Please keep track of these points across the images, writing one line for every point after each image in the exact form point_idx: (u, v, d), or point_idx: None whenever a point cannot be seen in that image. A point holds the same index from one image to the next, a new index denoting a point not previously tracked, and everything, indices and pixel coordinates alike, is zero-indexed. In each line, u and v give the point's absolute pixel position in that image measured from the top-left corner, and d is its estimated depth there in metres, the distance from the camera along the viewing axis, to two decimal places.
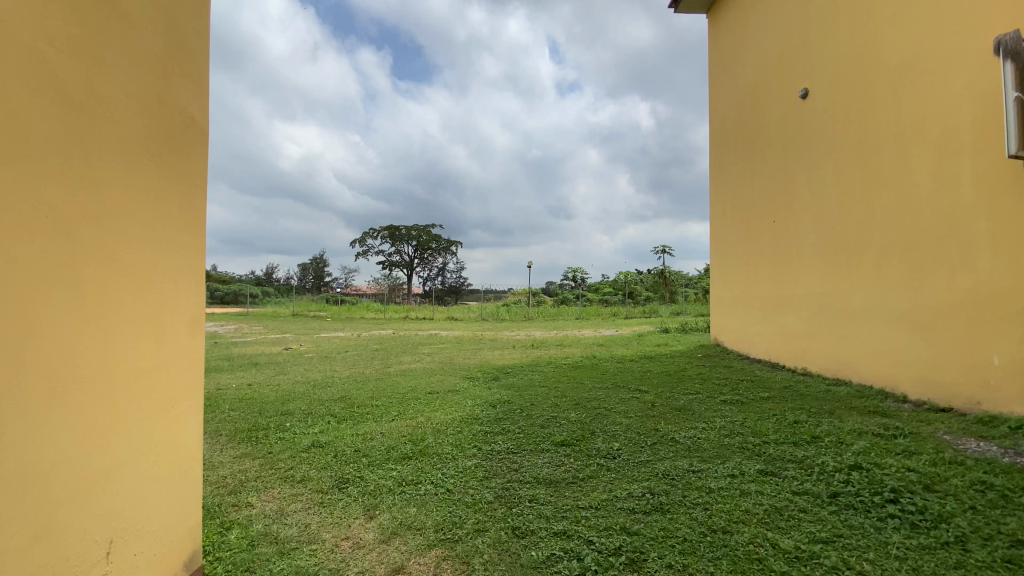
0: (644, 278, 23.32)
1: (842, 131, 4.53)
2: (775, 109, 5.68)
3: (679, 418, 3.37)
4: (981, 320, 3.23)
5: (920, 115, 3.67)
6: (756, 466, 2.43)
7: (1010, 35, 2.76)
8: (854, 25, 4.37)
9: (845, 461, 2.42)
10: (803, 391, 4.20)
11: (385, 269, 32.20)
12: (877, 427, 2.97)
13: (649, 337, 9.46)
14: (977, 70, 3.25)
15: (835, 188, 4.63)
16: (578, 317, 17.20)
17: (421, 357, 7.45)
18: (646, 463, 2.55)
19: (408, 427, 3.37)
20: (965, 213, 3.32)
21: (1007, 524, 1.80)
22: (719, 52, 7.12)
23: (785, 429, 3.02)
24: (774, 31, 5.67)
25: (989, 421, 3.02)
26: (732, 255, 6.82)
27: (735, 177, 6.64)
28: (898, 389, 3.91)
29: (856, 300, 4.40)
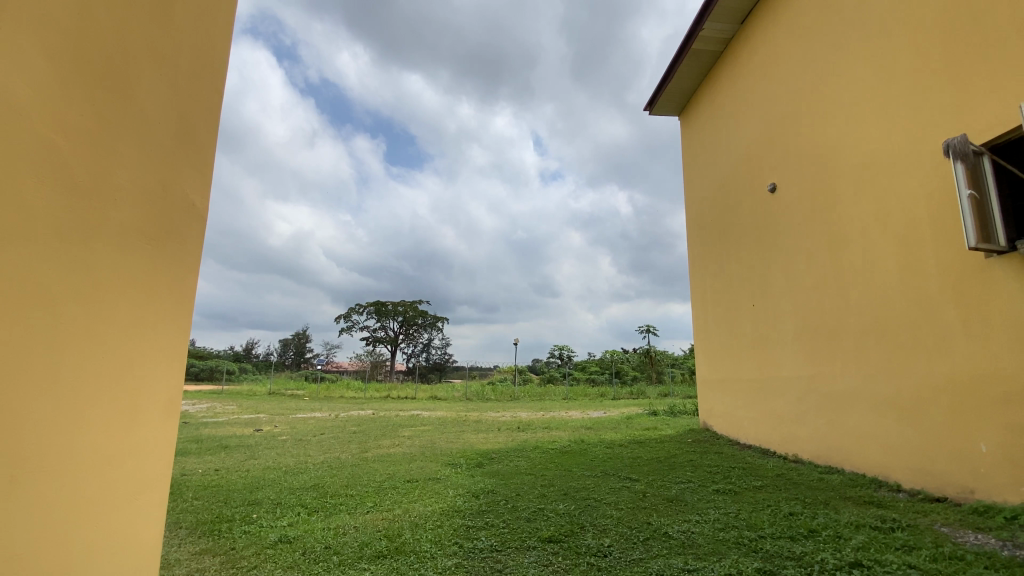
0: (631, 357, 23.34)
1: (812, 222, 4.82)
2: (747, 201, 6.07)
3: (672, 510, 3.22)
4: (962, 405, 3.26)
5: (881, 209, 3.94)
6: (754, 564, 2.30)
7: (957, 138, 3.05)
8: (815, 128, 4.81)
9: (845, 558, 2.31)
10: (796, 479, 4.08)
11: (369, 346, 31.69)
12: (874, 519, 2.87)
13: (638, 419, 9.24)
14: (926, 171, 3.55)
15: (809, 275, 4.83)
16: (565, 397, 16.90)
17: (401, 440, 7.15)
18: (639, 562, 2.40)
19: (385, 521, 3.16)
20: (934, 300, 3.47)
21: None
22: (692, 148, 7.71)
23: (781, 522, 2.90)
24: (742, 132, 6.21)
25: (985, 511, 2.95)
26: (715, 339, 6.91)
27: (714, 262, 6.91)
28: (891, 477, 3.83)
29: (839, 385, 4.43)
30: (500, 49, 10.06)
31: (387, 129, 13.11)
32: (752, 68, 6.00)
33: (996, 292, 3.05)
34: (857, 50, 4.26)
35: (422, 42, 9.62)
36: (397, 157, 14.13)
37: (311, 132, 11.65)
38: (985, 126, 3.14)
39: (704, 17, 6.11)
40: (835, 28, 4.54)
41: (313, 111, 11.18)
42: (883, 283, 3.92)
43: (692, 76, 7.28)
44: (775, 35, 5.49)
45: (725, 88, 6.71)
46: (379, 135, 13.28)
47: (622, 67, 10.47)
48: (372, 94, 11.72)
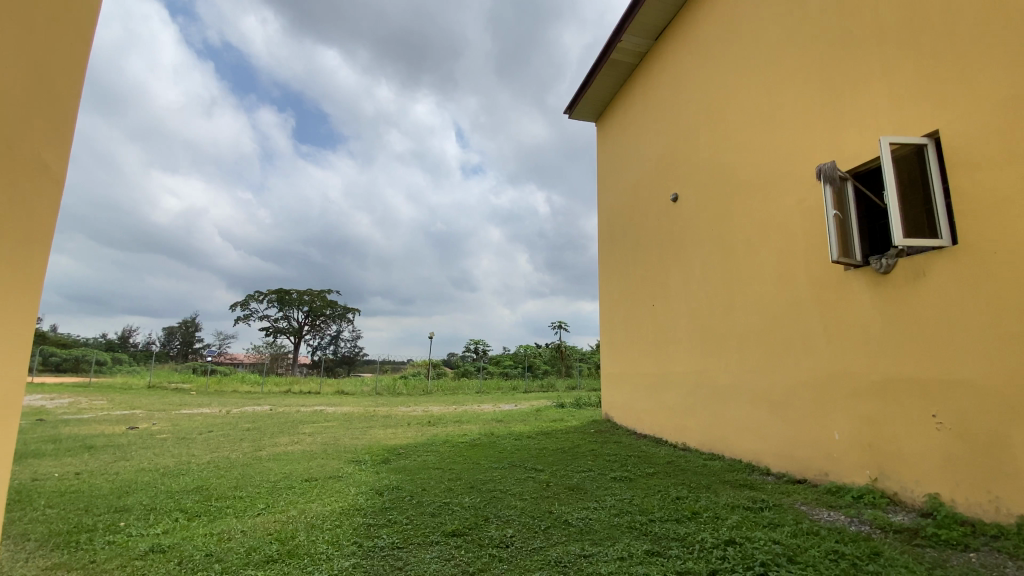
0: (543, 351, 24.01)
1: (707, 232, 5.25)
2: (652, 208, 6.47)
3: (573, 498, 3.36)
4: (821, 399, 3.73)
5: (765, 224, 4.40)
6: (643, 546, 2.46)
7: (827, 165, 3.52)
8: (713, 146, 5.24)
9: (721, 536, 2.54)
10: (684, 465, 4.44)
11: (270, 336, 29.52)
12: (746, 500, 3.21)
13: (546, 412, 9.52)
14: (803, 192, 4.00)
15: (702, 279, 5.27)
16: (478, 391, 16.95)
17: (301, 437, 6.73)
18: (539, 550, 2.47)
19: (277, 523, 2.95)
20: (803, 306, 3.93)
21: None
22: (606, 154, 8.08)
23: (669, 505, 3.13)
24: (651, 143, 6.60)
25: (836, 491, 3.42)
26: (619, 335, 7.31)
27: (621, 264, 7.30)
28: (763, 463, 4.30)
29: (723, 380, 4.88)
30: (424, 36, 9.84)
31: (297, 105, 12.93)
32: (663, 82, 6.37)
33: (851, 301, 3.52)
34: (752, 77, 4.69)
35: (340, 16, 9.16)
36: (306, 135, 13.90)
37: (209, 100, 10.58)
38: (850, 156, 3.61)
39: (622, 30, 6.39)
40: (734, 56, 4.96)
41: (212, 76, 10.20)
42: (763, 289, 4.37)
43: (610, 85, 7.60)
44: (684, 54, 5.87)
45: (637, 100, 7.08)
46: (287, 109, 12.92)
47: (544, 69, 10.70)
48: (282, 67, 11.29)
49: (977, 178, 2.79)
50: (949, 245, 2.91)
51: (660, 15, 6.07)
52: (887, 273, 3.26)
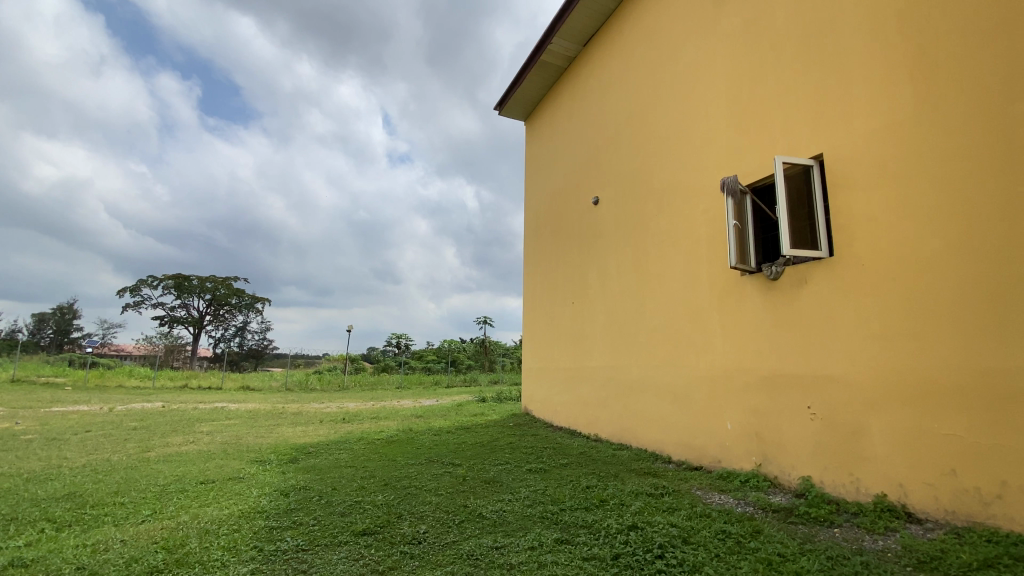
0: (467, 346, 23.96)
1: (623, 235, 5.52)
2: (575, 209, 6.68)
3: (488, 491, 3.41)
4: (717, 392, 4.07)
5: (675, 229, 4.70)
6: (553, 535, 2.55)
7: (730, 179, 3.85)
8: (632, 153, 5.51)
9: (625, 521, 2.70)
10: (595, 456, 4.64)
11: (165, 326, 26.84)
12: (649, 487, 3.44)
13: (466, 407, 9.54)
14: (708, 201, 4.33)
15: (618, 279, 5.54)
16: (397, 387, 16.59)
17: (198, 436, 6.21)
18: (451, 544, 2.47)
19: (166, 530, 2.71)
20: (705, 307, 4.26)
21: (740, 568, 2.18)
22: (533, 154, 8.23)
23: (579, 495, 3.27)
24: (576, 147, 6.81)
25: (727, 476, 3.75)
26: (540, 331, 7.49)
27: (544, 261, 7.47)
28: (665, 452, 4.61)
29: (633, 374, 5.16)
30: None
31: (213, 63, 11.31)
32: (589, 88, 6.59)
33: (745, 303, 3.87)
34: (669, 91, 4.98)
35: None
36: (213, 107, 12.59)
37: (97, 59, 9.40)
38: (750, 172, 3.96)
39: (552, 32, 6.53)
40: (653, 69, 5.24)
41: (101, 32, 9.10)
42: (671, 290, 4.68)
43: (539, 85, 7.74)
44: (610, 63, 6.11)
45: (565, 103, 7.27)
46: (192, 78, 11.82)
47: None
48: (190, 29, 9.88)
49: (851, 198, 3.17)
50: (826, 257, 3.29)
51: (589, 23, 6.25)
52: (776, 280, 3.62)
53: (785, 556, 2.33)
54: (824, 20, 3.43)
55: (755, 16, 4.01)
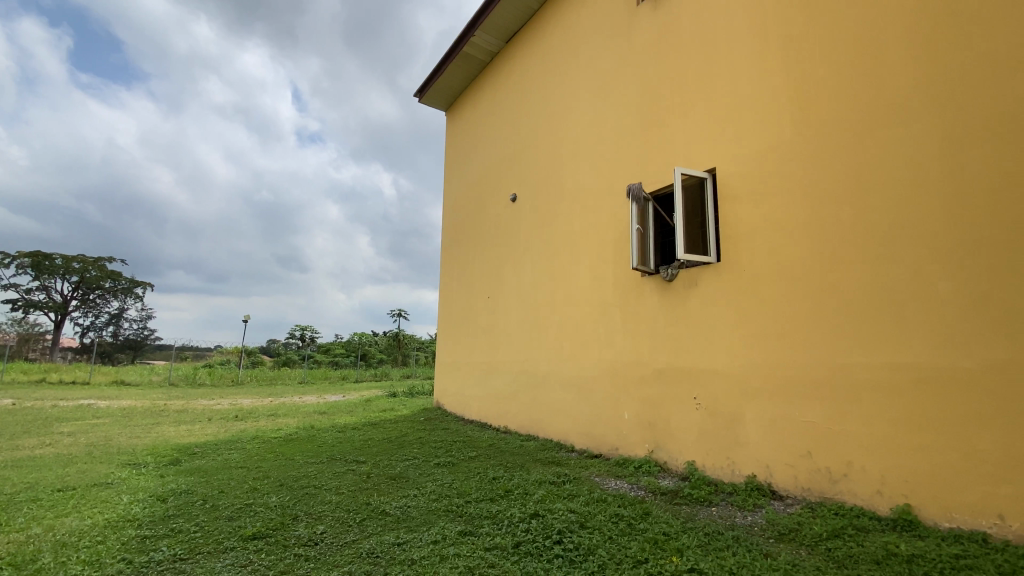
0: (379, 340, 23.25)
1: (538, 232, 5.66)
2: (492, 204, 6.73)
3: (392, 487, 3.35)
4: (618, 385, 4.33)
5: (585, 230, 4.91)
6: (456, 528, 2.57)
7: (635, 187, 4.13)
8: (549, 153, 5.66)
9: (528, 510, 2.79)
10: (502, 447, 4.75)
11: (16, 311, 23.07)
12: (552, 476, 3.58)
13: (375, 402, 9.28)
14: (616, 205, 4.58)
15: (532, 275, 5.67)
16: (300, 382, 15.70)
17: (56, 438, 5.43)
18: (350, 544, 2.40)
19: (10, 545, 2.35)
20: (609, 305, 4.51)
21: (630, 548, 2.35)
22: (453, 146, 8.17)
23: (485, 486, 3.33)
24: (495, 142, 6.86)
25: (624, 462, 4.01)
26: (454, 324, 7.47)
27: (460, 255, 7.46)
28: (569, 442, 4.83)
29: (542, 368, 5.33)
30: None
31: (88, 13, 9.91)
32: (509, 85, 6.65)
33: (645, 302, 4.14)
34: (584, 97, 5.17)
35: None
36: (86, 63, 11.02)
37: None
38: (653, 180, 4.23)
39: (475, 25, 6.50)
40: (571, 74, 5.41)
41: None
42: (580, 288, 4.89)
43: (459, 78, 7.68)
44: (530, 62, 6.20)
45: (485, 98, 7.28)
46: (60, 26, 10.26)
47: None
48: None
49: (737, 210, 3.51)
50: (714, 262, 3.62)
51: (512, 20, 6.28)
52: (672, 281, 3.92)
53: (669, 535, 2.55)
54: (723, 45, 3.75)
55: (664, 33, 4.27)
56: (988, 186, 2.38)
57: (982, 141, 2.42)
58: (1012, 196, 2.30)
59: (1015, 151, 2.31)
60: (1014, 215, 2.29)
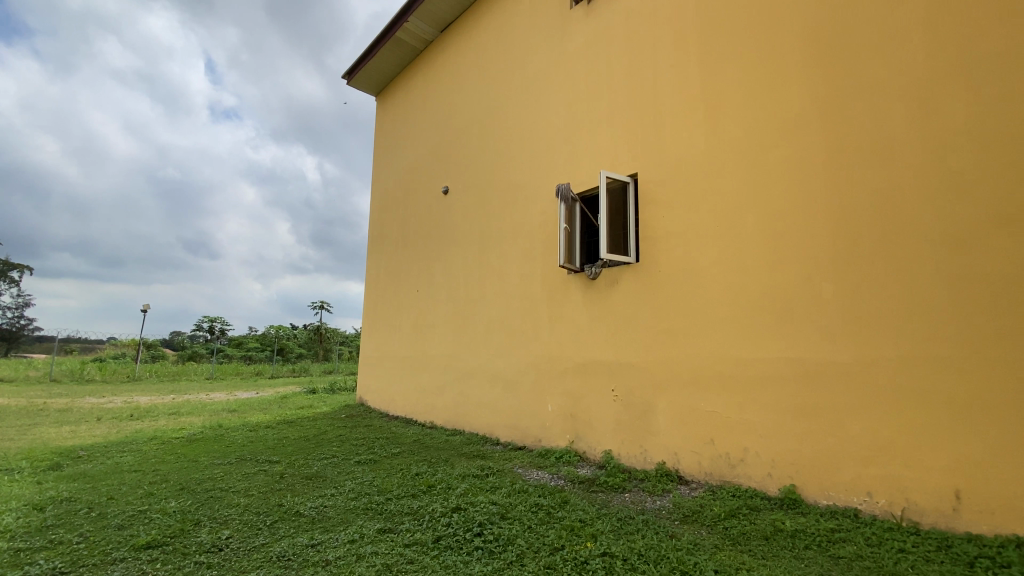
0: (298, 333, 22.12)
1: (468, 226, 5.65)
2: (423, 196, 6.62)
3: (308, 487, 3.23)
4: (542, 379, 4.44)
5: (515, 226, 4.97)
6: (375, 526, 2.53)
7: (563, 186, 4.24)
8: (481, 147, 5.65)
9: (449, 504, 2.80)
10: (427, 443, 4.72)
11: None
12: (475, 469, 3.62)
13: (292, 399, 8.84)
14: (545, 203, 4.68)
15: (461, 270, 5.66)
16: (208, 378, 14.58)
17: None
18: (260, 548, 2.29)
19: None
20: (537, 301, 4.61)
21: (548, 536, 2.44)
22: (383, 134, 7.93)
23: (407, 482, 3.29)
24: (427, 133, 6.74)
25: (546, 453, 4.13)
26: (380, 318, 7.29)
27: (389, 247, 7.27)
28: (494, 435, 4.90)
29: (469, 362, 5.36)
30: None
31: None
32: (443, 76, 6.55)
33: (570, 299, 4.28)
34: (518, 94, 5.21)
35: None
36: None
37: None
38: (581, 180, 4.37)
39: (409, 11, 6.33)
40: (505, 70, 5.42)
41: None
42: (508, 284, 4.95)
43: (391, 64, 7.45)
44: (464, 54, 6.13)
45: (417, 86, 7.13)
46: None
47: None
48: None
49: (656, 214, 3.72)
50: (634, 262, 3.81)
51: (447, 10, 6.19)
52: (595, 279, 4.08)
53: (585, 521, 2.67)
54: (649, 56, 3.93)
55: (595, 38, 4.40)
56: (867, 202, 2.69)
57: (863, 163, 2.73)
58: (885, 213, 2.62)
59: (889, 172, 2.63)
60: (886, 229, 2.61)
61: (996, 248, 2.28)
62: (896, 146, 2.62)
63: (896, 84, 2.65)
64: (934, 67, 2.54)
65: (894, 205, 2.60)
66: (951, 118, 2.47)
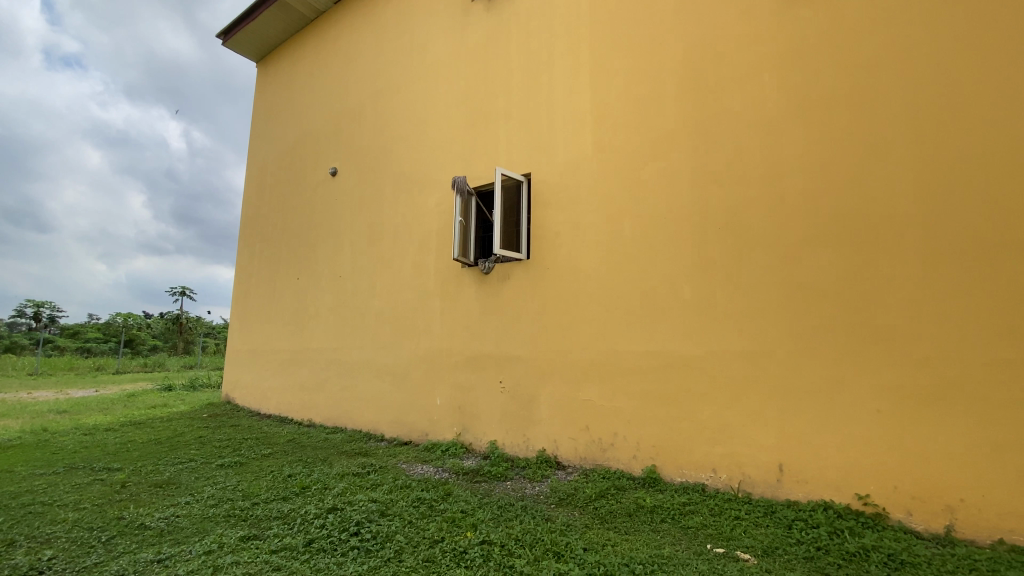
0: (153, 322, 19.48)
1: (358, 213, 5.40)
2: (309, 177, 6.18)
3: (158, 496, 2.88)
4: (431, 372, 4.42)
5: (408, 216, 4.86)
6: (238, 533, 2.34)
7: (460, 178, 4.22)
8: (375, 131, 5.42)
9: (324, 505, 2.68)
10: (304, 442, 4.46)
11: None
12: (356, 467, 3.50)
13: (140, 397, 7.78)
14: (440, 194, 4.63)
15: (349, 258, 5.40)
16: (28, 374, 12.26)
17: None
18: (91, 569, 2.00)
19: None
20: (428, 293, 4.56)
21: (428, 530, 2.44)
22: (264, 106, 7.25)
23: (278, 485, 3.08)
24: (315, 110, 6.29)
25: (432, 447, 4.13)
26: (254, 307, 6.70)
27: (267, 230, 6.69)
28: (378, 430, 4.78)
29: (354, 355, 5.15)
30: None
31: None
32: (335, 51, 6.15)
33: (462, 293, 4.30)
34: (416, 80, 5.07)
35: None
36: None
37: None
38: (476, 174, 4.39)
39: None
40: (402, 54, 5.25)
41: None
42: (399, 275, 4.83)
43: (276, 29, 6.83)
44: (359, 31, 5.81)
45: (306, 58, 6.61)
46: None
47: None
48: None
49: (546, 213, 3.87)
50: (524, 259, 3.93)
51: None
52: (487, 274, 4.14)
53: (466, 512, 2.72)
54: (545, 60, 4.05)
55: (495, 35, 4.42)
56: (725, 215, 3.05)
57: (723, 180, 3.09)
58: (738, 226, 3.00)
59: (743, 191, 3.01)
60: (738, 240, 2.98)
61: (819, 262, 2.72)
62: (748, 168, 3.00)
63: (751, 114, 3.03)
64: (782, 103, 2.94)
65: (745, 220, 2.98)
66: (792, 148, 2.88)
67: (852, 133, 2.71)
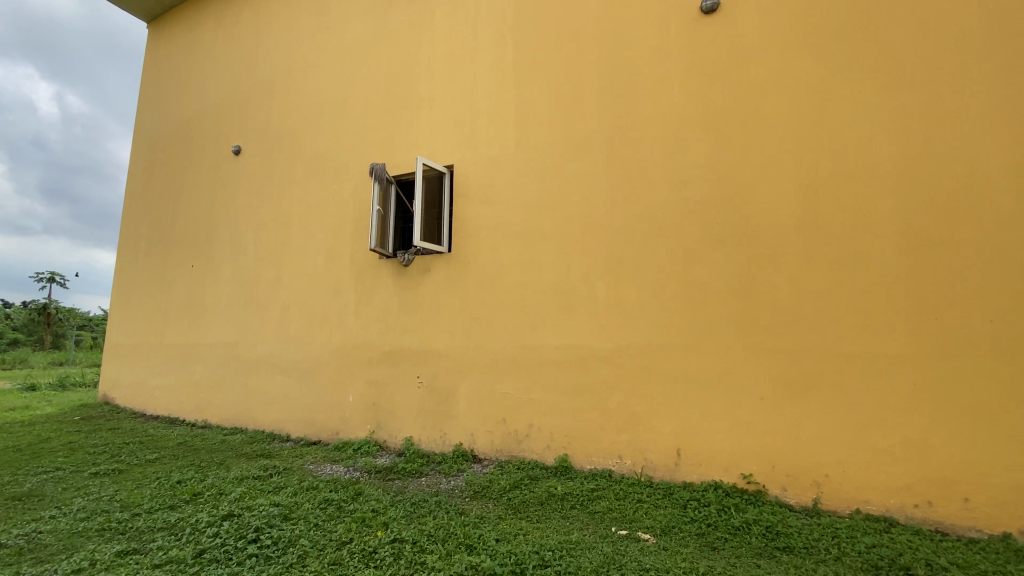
0: (13, 312, 16.95)
1: (264, 197, 5.04)
2: (208, 155, 5.66)
3: (15, 513, 2.53)
4: (344, 367, 4.26)
5: (321, 204, 4.62)
6: (114, 549, 2.12)
7: (378, 166, 4.08)
8: (286, 110, 5.07)
9: (219, 512, 2.50)
10: (198, 445, 4.12)
11: None
12: (257, 470, 3.30)
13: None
14: (356, 183, 4.45)
15: (253, 246, 5.03)
16: None
17: None
18: None
19: None
20: (342, 285, 4.37)
21: (335, 532, 2.36)
22: (156, 74, 6.53)
23: (165, 493, 2.83)
24: (217, 82, 5.76)
25: (342, 446, 3.99)
26: (140, 298, 6.05)
27: (157, 212, 6.05)
28: (284, 430, 4.53)
29: (257, 350, 4.82)
30: None
31: None
32: (241, 19, 5.66)
33: (378, 285, 4.17)
34: (331, 60, 4.80)
35: None
36: None
37: None
38: (395, 164, 4.27)
39: None
40: (317, 30, 4.94)
41: None
42: (310, 265, 4.59)
43: None
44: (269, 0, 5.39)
45: (206, 24, 6.03)
46: None
47: None
48: None
49: (466, 208, 3.85)
50: (446, 253, 3.89)
51: None
52: (406, 267, 4.05)
53: (376, 511, 2.66)
54: (467, 52, 4.00)
55: (417, 21, 4.30)
56: (636, 216, 3.21)
57: (634, 184, 3.24)
58: (647, 228, 3.17)
59: (651, 195, 3.18)
60: (647, 241, 3.16)
61: (717, 263, 2.95)
62: (657, 173, 3.18)
63: (660, 123, 3.21)
64: (688, 114, 3.14)
65: (653, 222, 3.15)
66: (696, 157, 3.09)
67: (747, 147, 2.96)
